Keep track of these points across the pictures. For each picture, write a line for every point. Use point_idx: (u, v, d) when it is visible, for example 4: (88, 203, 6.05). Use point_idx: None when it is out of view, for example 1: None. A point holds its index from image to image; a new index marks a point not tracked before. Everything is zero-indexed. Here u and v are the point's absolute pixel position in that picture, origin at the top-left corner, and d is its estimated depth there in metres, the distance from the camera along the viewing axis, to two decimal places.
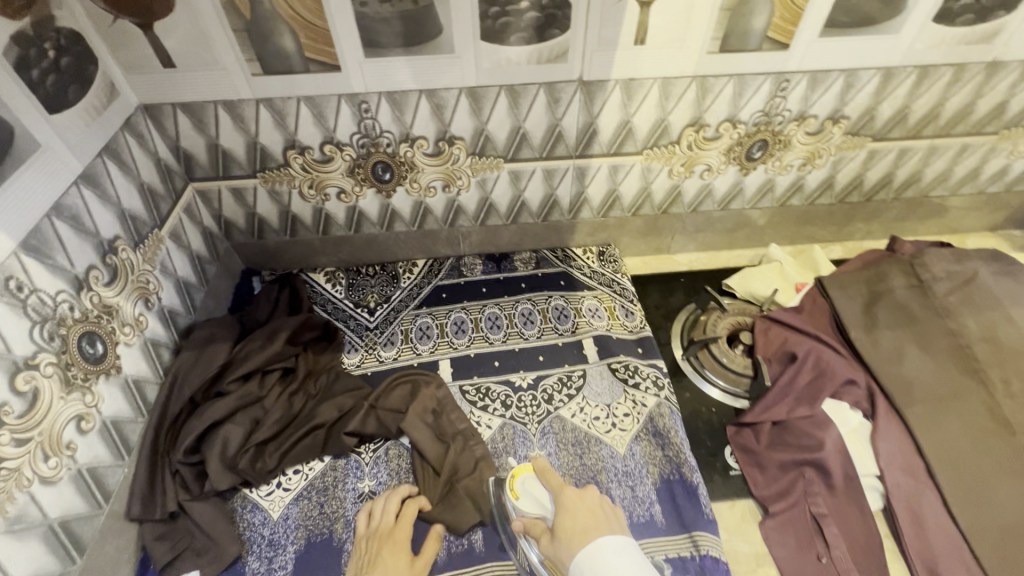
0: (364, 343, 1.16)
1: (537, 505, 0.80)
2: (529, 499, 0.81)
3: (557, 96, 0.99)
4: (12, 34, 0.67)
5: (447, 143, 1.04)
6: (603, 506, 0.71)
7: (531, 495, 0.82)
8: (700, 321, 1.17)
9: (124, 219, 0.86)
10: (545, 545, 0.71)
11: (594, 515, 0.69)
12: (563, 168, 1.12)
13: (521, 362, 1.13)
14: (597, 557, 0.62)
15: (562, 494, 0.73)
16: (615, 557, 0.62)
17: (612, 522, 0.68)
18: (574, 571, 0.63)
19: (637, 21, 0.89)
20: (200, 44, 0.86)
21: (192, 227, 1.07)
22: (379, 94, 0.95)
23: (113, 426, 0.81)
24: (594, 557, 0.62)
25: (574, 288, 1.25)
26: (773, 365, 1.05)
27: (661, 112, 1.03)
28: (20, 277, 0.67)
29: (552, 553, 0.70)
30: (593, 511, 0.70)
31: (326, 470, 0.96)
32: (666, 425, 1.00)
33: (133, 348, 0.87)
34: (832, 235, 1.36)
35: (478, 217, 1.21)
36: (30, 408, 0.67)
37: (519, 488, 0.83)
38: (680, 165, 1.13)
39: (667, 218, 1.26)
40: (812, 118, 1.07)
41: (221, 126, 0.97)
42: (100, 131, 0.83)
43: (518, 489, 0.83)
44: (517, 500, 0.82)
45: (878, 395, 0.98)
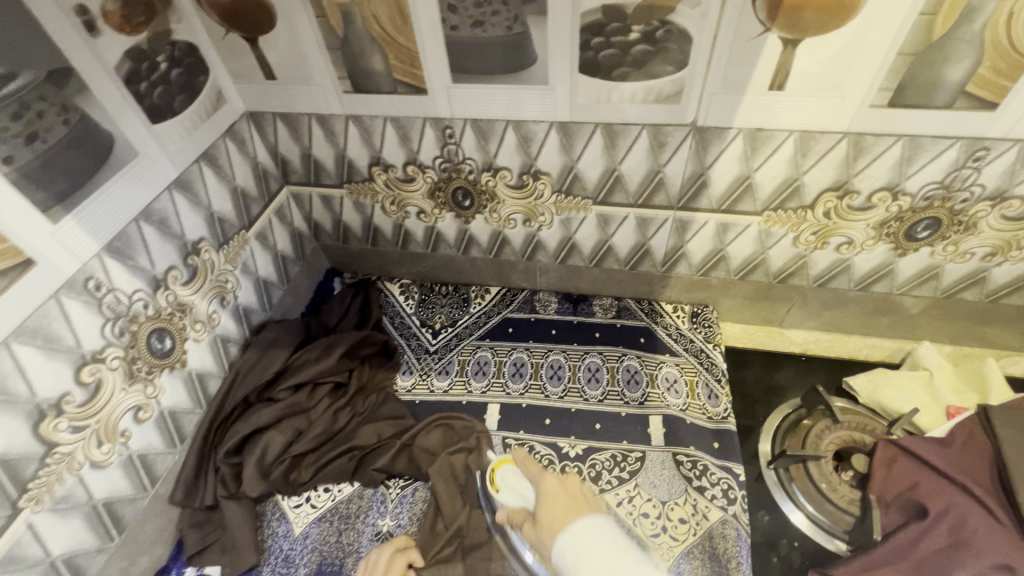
0: (420, 367, 1.13)
1: (519, 498, 0.79)
2: (508, 491, 0.80)
3: (662, 141, 0.84)
4: (125, 49, 0.71)
5: (532, 177, 0.95)
6: (582, 491, 0.69)
7: (512, 488, 0.80)
8: (802, 425, 0.96)
9: (212, 222, 0.91)
10: (527, 532, 0.70)
11: (575, 501, 0.66)
12: (660, 219, 0.97)
13: (574, 425, 1.01)
14: (576, 541, 0.58)
15: (541, 481, 0.73)
16: (592, 537, 0.58)
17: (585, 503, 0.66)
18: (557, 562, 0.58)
19: (777, 62, 0.71)
20: (299, 59, 0.86)
21: (281, 228, 1.11)
22: (465, 121, 0.89)
23: (170, 416, 0.87)
24: (574, 542, 0.58)
25: (654, 350, 1.09)
26: (890, 512, 0.82)
27: (793, 171, 0.83)
28: (99, 277, 0.72)
29: (535, 540, 0.68)
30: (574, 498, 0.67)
31: (353, 496, 0.95)
32: (727, 550, 0.83)
33: (202, 344, 0.92)
34: (1019, 344, 1.04)
35: (558, 255, 1.10)
36: (91, 398, 0.72)
37: (500, 482, 0.81)
38: (809, 233, 0.92)
39: (784, 289, 1.05)
40: (1016, 200, 0.79)
41: (314, 137, 0.98)
42: (201, 138, 0.87)
43: (498, 481, 0.82)
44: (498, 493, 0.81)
45: None
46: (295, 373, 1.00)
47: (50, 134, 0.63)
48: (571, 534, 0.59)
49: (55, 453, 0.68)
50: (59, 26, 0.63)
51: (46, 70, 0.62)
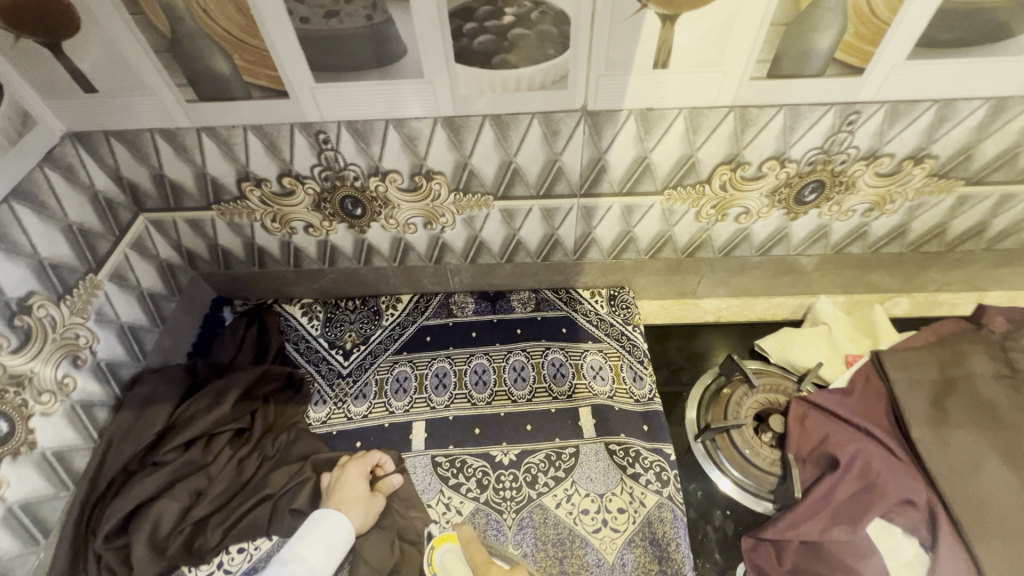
0: (334, 394, 1.04)
1: None
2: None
3: (555, 129, 0.80)
4: None
5: (424, 177, 0.88)
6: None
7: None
8: (723, 394, 0.98)
9: (42, 271, 0.76)
10: None
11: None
12: (565, 208, 0.94)
13: (504, 431, 0.98)
14: None
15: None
16: None
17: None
18: None
19: (658, 40, 0.68)
20: (121, 66, 0.72)
21: (144, 263, 0.95)
22: (339, 123, 0.79)
23: (23, 509, 0.72)
24: None
25: (576, 339, 1.08)
26: (808, 468, 0.86)
27: (687, 148, 0.82)
28: None
29: None
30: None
31: (272, 551, 0.84)
32: (667, 534, 0.83)
33: (54, 416, 0.77)
34: (898, 286, 1.13)
35: (467, 255, 1.04)
36: None
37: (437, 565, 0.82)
38: (709, 207, 0.93)
39: (693, 262, 1.06)
40: (886, 158, 0.84)
41: (162, 155, 0.84)
42: (7, 172, 0.71)
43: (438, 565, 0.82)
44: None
45: (942, 520, 0.77)
46: (182, 427, 0.87)
47: None
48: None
49: None
50: None
51: None
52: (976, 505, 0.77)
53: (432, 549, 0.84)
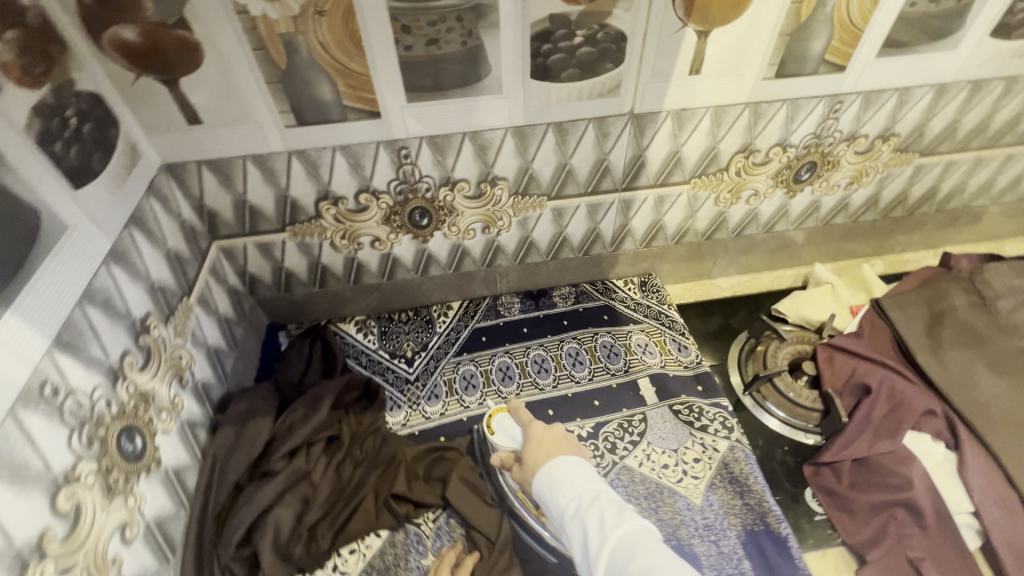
0: (407, 398, 1.09)
1: (509, 439, 0.91)
2: (503, 434, 0.92)
3: (606, 131, 0.93)
4: (32, 105, 0.60)
5: (490, 184, 0.98)
6: (566, 436, 0.82)
7: (505, 431, 0.92)
8: (758, 351, 1.13)
9: (154, 292, 0.79)
10: (516, 473, 0.83)
11: (556, 441, 0.81)
12: (607, 202, 1.07)
13: (576, 409, 1.06)
14: (552, 471, 0.74)
15: (530, 430, 0.84)
16: (565, 468, 0.74)
17: (567, 446, 0.80)
18: (536, 487, 0.75)
19: (694, 51, 0.84)
20: (230, 98, 0.79)
21: (218, 289, 0.98)
22: (420, 139, 0.89)
23: (157, 527, 0.73)
24: (551, 474, 0.74)
25: (620, 323, 1.19)
26: (844, 398, 1.00)
27: (712, 140, 0.98)
28: (55, 380, 0.59)
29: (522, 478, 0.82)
30: (551, 442, 0.80)
31: (385, 548, 0.88)
32: (742, 472, 0.95)
33: (170, 435, 0.79)
34: (873, 250, 1.34)
35: (517, 255, 1.15)
36: (73, 529, 0.59)
37: (494, 425, 0.94)
38: (726, 192, 1.09)
39: (710, 244, 1.22)
40: (862, 138, 1.04)
41: (249, 180, 0.90)
42: (126, 200, 0.75)
43: (494, 426, 0.94)
44: (494, 435, 0.93)
45: (958, 423, 0.94)
46: (286, 436, 0.90)
47: None
48: (548, 472, 0.74)
49: None
50: None
51: None
52: (978, 406, 0.95)
53: (488, 416, 0.96)
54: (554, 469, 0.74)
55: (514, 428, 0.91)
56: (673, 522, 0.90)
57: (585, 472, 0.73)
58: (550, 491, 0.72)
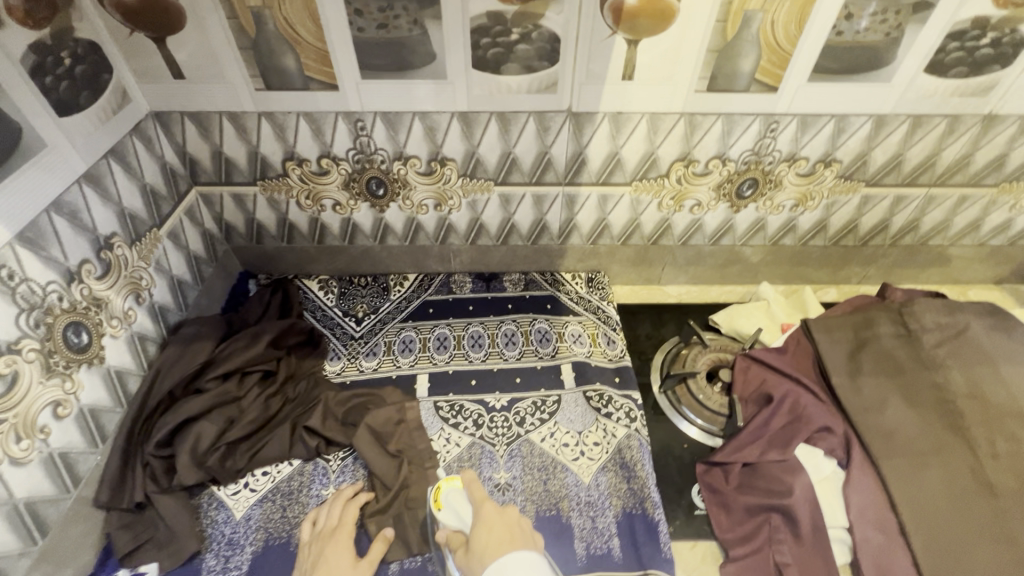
0: (348, 351, 1.18)
1: (457, 518, 0.82)
2: (450, 512, 0.83)
3: (546, 125, 1.01)
4: (30, 43, 0.73)
5: (439, 163, 1.07)
6: (520, 525, 0.74)
7: (453, 508, 0.84)
8: (682, 353, 1.17)
9: (123, 217, 0.91)
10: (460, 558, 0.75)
11: (509, 531, 0.72)
12: (552, 195, 1.14)
13: (497, 382, 1.13)
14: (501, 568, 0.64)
15: (483, 512, 0.77)
16: (519, 564, 0.64)
17: (521, 535, 0.71)
18: None
19: (625, 58, 0.91)
20: (208, 59, 0.91)
21: (192, 229, 1.11)
22: (375, 114, 0.99)
23: (90, 414, 0.85)
24: (500, 566, 0.64)
25: (559, 312, 1.26)
26: (749, 406, 1.04)
27: (650, 146, 1.04)
28: (12, 266, 0.71)
29: (466, 567, 0.72)
30: (501, 527, 0.73)
31: (293, 474, 0.98)
32: (634, 458, 1.00)
33: (119, 341, 0.91)
34: (827, 277, 1.35)
35: (469, 236, 1.23)
36: (7, 391, 0.71)
37: (443, 502, 0.85)
38: (669, 198, 1.15)
39: (657, 250, 1.27)
40: (803, 160, 1.07)
41: (224, 134, 1.02)
42: (109, 134, 0.88)
43: (442, 502, 0.85)
44: (439, 512, 0.84)
45: (854, 443, 0.96)
46: (222, 362, 1.01)
47: None
48: (498, 566, 0.64)
49: None
50: None
51: None
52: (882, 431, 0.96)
53: (437, 487, 0.88)
54: (504, 563, 0.64)
55: (464, 507, 0.83)
56: (557, 494, 0.96)
57: (536, 567, 0.64)
58: None
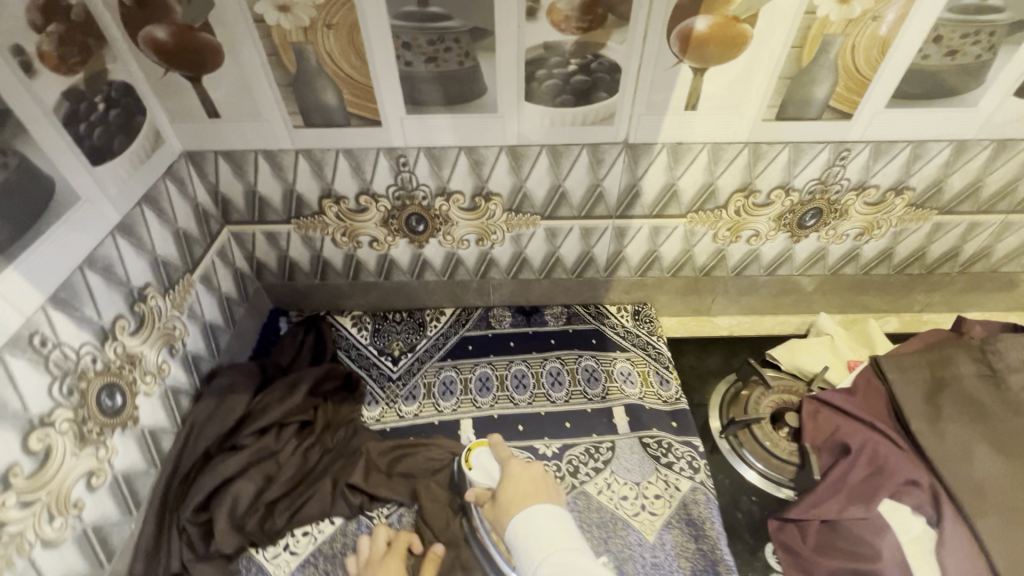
0: (386, 395, 1.12)
1: (487, 476, 0.87)
2: (481, 470, 0.88)
3: (600, 158, 0.95)
4: (62, 89, 0.68)
5: (484, 198, 1.01)
6: (544, 479, 0.80)
7: (484, 467, 0.89)
8: (742, 395, 1.10)
9: (157, 265, 0.86)
10: (488, 510, 0.80)
11: (533, 487, 0.78)
12: (601, 228, 1.08)
13: (546, 428, 1.07)
14: (529, 522, 0.70)
15: (509, 468, 0.82)
16: (546, 520, 0.70)
17: (548, 491, 0.77)
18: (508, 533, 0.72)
19: (689, 87, 0.85)
20: (245, 97, 0.86)
21: (224, 270, 1.06)
22: (418, 149, 0.93)
23: (125, 480, 0.79)
24: (527, 520, 0.71)
25: (606, 349, 1.19)
26: (822, 455, 0.96)
27: (709, 177, 0.98)
28: (44, 332, 0.66)
29: (494, 517, 0.78)
30: (528, 486, 0.78)
31: (335, 534, 0.91)
32: (701, 515, 0.93)
33: (152, 398, 0.85)
34: (888, 306, 1.27)
35: (510, 270, 1.17)
36: (40, 468, 0.65)
37: (473, 461, 0.90)
38: (725, 229, 1.08)
39: (709, 281, 1.20)
40: (872, 188, 1.00)
41: (259, 173, 0.97)
42: (142, 179, 0.83)
43: (472, 461, 0.90)
44: (470, 470, 0.89)
45: (943, 498, 0.87)
46: (259, 414, 0.96)
47: None
48: (525, 518, 0.71)
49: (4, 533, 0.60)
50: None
51: None
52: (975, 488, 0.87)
53: (467, 452, 0.92)
54: (529, 517, 0.71)
55: (493, 467, 0.88)
56: (621, 555, 0.89)
57: (561, 524, 0.70)
58: (524, 544, 0.69)
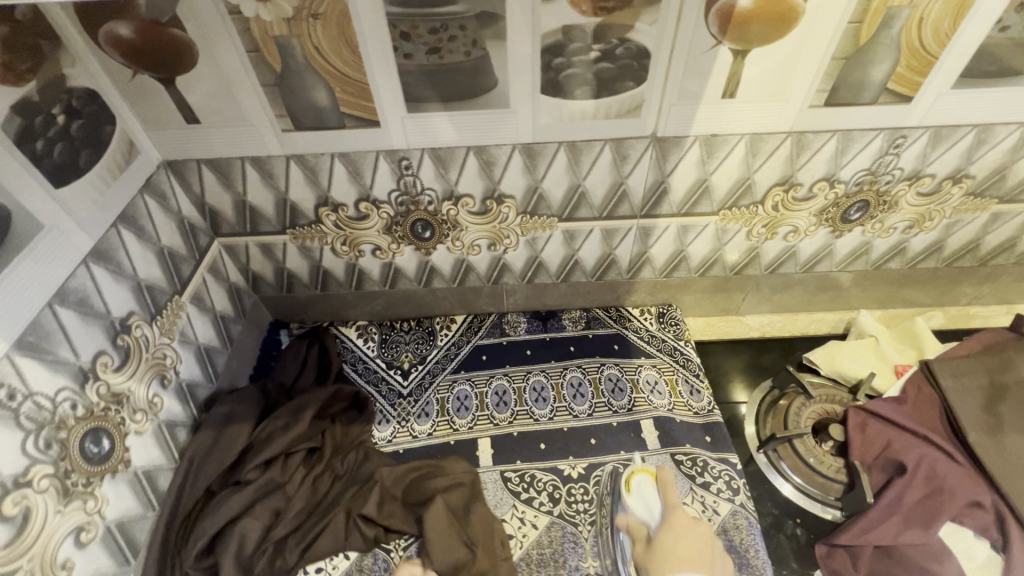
0: (397, 413, 1.05)
1: (643, 508, 0.80)
2: (638, 498, 0.81)
3: (624, 153, 0.85)
4: (13, 103, 0.59)
5: (496, 201, 0.92)
6: (707, 545, 0.73)
7: (643, 497, 0.81)
8: (780, 405, 1.03)
9: (141, 291, 0.78)
10: (638, 551, 0.77)
11: (694, 549, 0.72)
12: (624, 228, 0.98)
13: (569, 445, 0.99)
14: None
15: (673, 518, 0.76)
16: None
17: (715, 566, 0.72)
18: None
19: (728, 71, 0.74)
20: (226, 99, 0.76)
21: (217, 286, 0.98)
22: (423, 150, 0.84)
23: (118, 529, 0.73)
24: None
25: (630, 355, 1.11)
26: (873, 473, 0.89)
27: (745, 170, 0.88)
28: (12, 383, 0.58)
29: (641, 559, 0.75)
30: (695, 546, 0.72)
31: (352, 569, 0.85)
32: (744, 542, 0.85)
33: (145, 436, 0.78)
34: (933, 300, 1.18)
35: (525, 275, 1.08)
36: (19, 535, 0.58)
37: (633, 486, 0.82)
38: (761, 226, 0.98)
39: (739, 279, 1.11)
40: (927, 178, 0.90)
41: (249, 182, 0.88)
42: (118, 198, 0.75)
43: (631, 484, 0.83)
44: (629, 495, 0.82)
45: (1009, 520, 0.80)
46: (262, 444, 0.89)
47: None
48: None
49: None
50: None
51: None
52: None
53: (631, 470, 0.85)
54: None
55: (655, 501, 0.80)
56: None
57: None
58: None
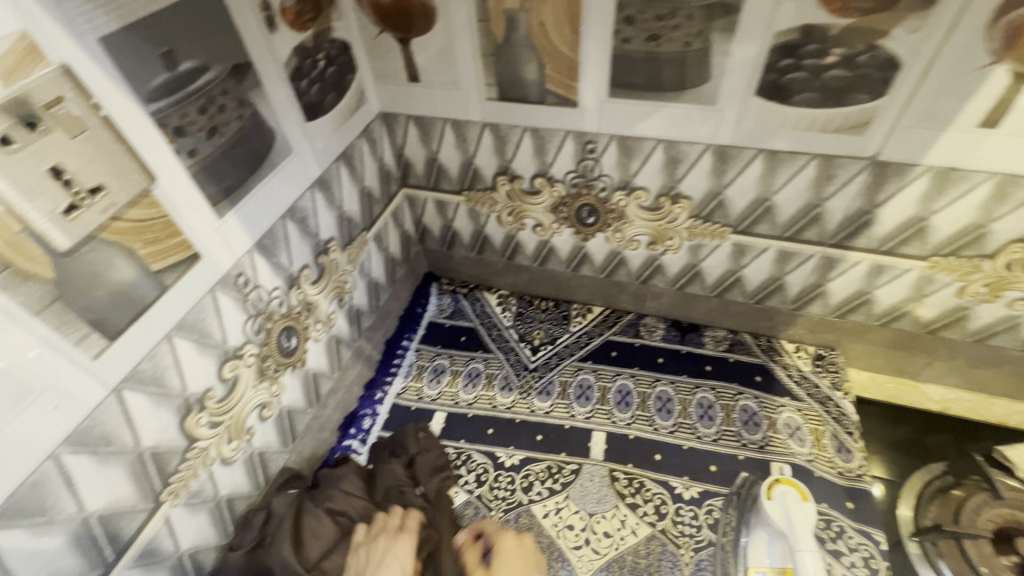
0: (520, 384, 1.07)
1: (784, 519, 0.74)
2: (780, 509, 0.74)
3: (831, 173, 0.78)
4: (294, 46, 0.71)
5: (670, 200, 0.89)
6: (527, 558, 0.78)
7: (785, 507, 0.74)
8: (953, 494, 0.90)
9: (341, 221, 0.90)
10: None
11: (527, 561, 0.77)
12: (806, 254, 0.90)
13: (687, 465, 0.94)
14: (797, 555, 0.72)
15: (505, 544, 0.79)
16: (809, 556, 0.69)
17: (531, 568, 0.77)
18: None
19: (998, 97, 0.63)
20: (447, 64, 0.84)
21: (394, 230, 1.09)
22: (611, 136, 0.84)
23: (287, 415, 0.86)
24: None
25: (772, 391, 1.02)
26: None
27: (980, 217, 0.75)
28: (248, 273, 0.71)
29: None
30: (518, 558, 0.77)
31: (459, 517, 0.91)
32: None
33: (319, 344, 0.91)
34: None
35: (678, 281, 1.05)
36: (227, 395, 0.71)
37: (773, 493, 0.76)
38: (980, 284, 0.83)
39: (932, 340, 0.96)
40: None
41: (444, 141, 0.96)
42: (343, 138, 0.86)
43: (773, 494, 0.76)
44: (768, 501, 0.76)
45: None
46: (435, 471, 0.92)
47: (227, 127, 0.63)
48: None
49: (194, 448, 0.67)
50: (247, 21, 0.63)
51: (229, 63, 0.61)
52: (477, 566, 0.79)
53: (768, 480, 0.78)
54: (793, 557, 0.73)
55: (801, 516, 0.72)
56: None
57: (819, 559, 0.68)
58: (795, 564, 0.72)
